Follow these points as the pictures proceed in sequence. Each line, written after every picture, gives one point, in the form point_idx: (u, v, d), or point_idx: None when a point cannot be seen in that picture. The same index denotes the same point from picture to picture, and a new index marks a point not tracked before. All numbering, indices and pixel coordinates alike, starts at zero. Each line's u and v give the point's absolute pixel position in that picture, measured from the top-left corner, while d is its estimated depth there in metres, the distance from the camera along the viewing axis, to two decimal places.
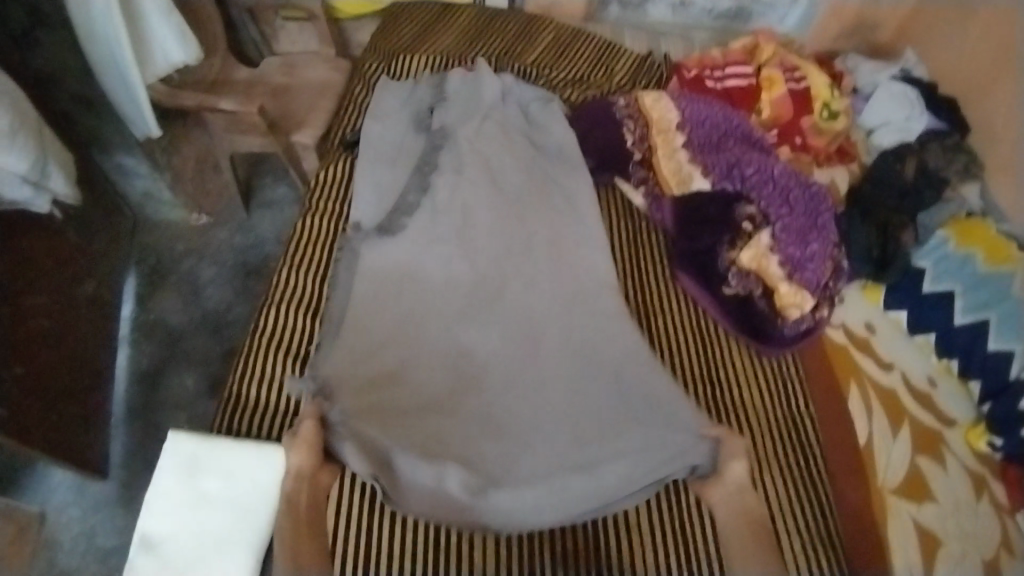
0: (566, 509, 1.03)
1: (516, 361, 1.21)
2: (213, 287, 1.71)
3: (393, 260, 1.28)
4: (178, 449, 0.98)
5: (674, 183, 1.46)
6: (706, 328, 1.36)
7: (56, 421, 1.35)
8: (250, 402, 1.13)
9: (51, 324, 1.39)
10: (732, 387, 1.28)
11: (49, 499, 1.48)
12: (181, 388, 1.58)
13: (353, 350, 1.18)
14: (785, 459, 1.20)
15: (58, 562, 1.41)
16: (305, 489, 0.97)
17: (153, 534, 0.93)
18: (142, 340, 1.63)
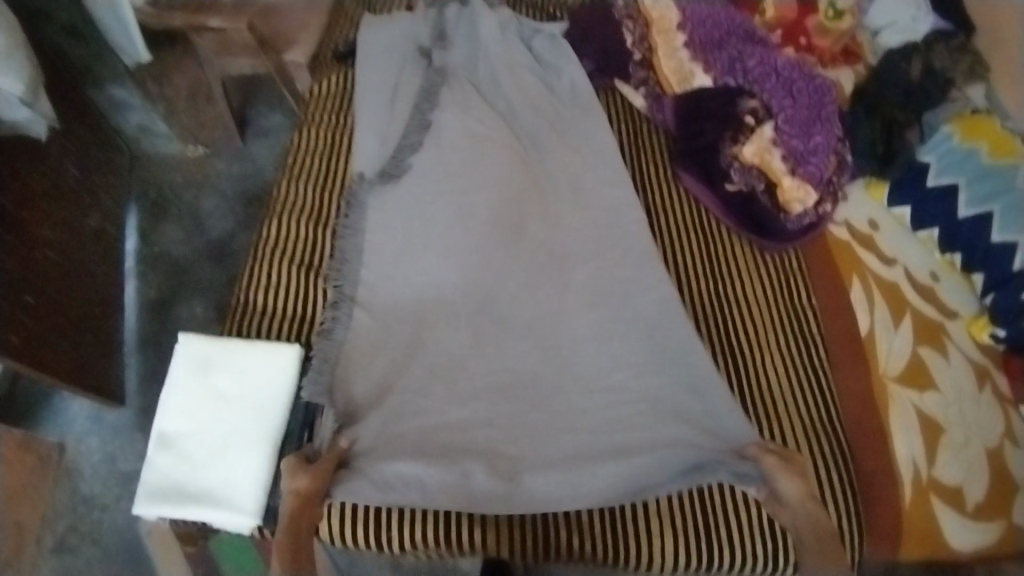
0: (587, 490, 1.07)
1: (542, 312, 1.22)
2: (216, 218, 1.70)
3: (399, 195, 1.26)
4: (191, 351, 1.06)
5: (676, 81, 1.41)
6: (709, 227, 1.37)
7: (71, 348, 1.38)
8: (256, 307, 1.17)
9: (59, 256, 1.41)
10: (734, 288, 1.32)
11: (68, 429, 1.54)
12: (190, 315, 1.60)
13: (384, 300, 1.18)
14: (787, 355, 1.28)
15: (81, 488, 1.49)
16: (304, 510, 0.98)
17: (170, 431, 1.03)
18: (148, 272, 1.64)
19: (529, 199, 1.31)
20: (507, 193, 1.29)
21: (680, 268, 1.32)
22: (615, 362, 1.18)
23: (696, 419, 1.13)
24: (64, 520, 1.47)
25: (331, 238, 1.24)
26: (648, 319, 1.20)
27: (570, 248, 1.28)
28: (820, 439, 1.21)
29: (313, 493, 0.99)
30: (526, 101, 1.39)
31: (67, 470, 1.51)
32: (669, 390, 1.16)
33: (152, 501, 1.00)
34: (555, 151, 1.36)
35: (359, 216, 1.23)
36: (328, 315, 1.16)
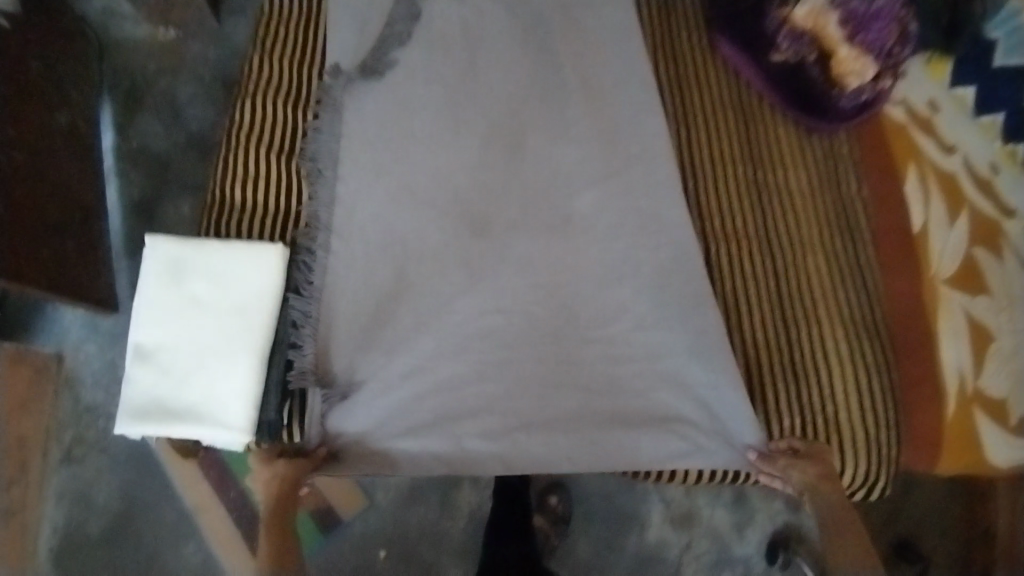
0: (594, 431, 1.00)
1: (547, 232, 1.06)
2: (196, 109, 1.55)
3: (391, 85, 1.11)
4: (161, 254, 0.95)
5: None
6: (748, 103, 1.20)
7: (50, 260, 1.27)
8: (234, 203, 1.04)
9: (30, 159, 1.26)
10: (776, 176, 1.17)
11: (63, 338, 1.47)
12: (177, 215, 1.50)
13: (368, 240, 1.03)
14: (829, 250, 1.14)
15: (84, 398, 1.44)
16: (284, 496, 0.90)
17: (147, 342, 0.93)
18: (128, 170, 1.52)
19: (532, 77, 1.14)
20: (506, 72, 1.14)
21: (709, 155, 1.16)
22: (630, 270, 1.05)
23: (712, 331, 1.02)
24: (69, 431, 1.43)
25: (312, 121, 1.08)
26: (660, 222, 1.07)
27: (577, 136, 1.11)
28: (863, 344, 1.09)
29: (289, 475, 0.91)
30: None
31: (67, 380, 1.45)
32: (691, 296, 1.03)
33: (134, 419, 0.91)
34: (564, 23, 1.18)
35: (337, 106, 1.08)
36: (309, 215, 1.04)
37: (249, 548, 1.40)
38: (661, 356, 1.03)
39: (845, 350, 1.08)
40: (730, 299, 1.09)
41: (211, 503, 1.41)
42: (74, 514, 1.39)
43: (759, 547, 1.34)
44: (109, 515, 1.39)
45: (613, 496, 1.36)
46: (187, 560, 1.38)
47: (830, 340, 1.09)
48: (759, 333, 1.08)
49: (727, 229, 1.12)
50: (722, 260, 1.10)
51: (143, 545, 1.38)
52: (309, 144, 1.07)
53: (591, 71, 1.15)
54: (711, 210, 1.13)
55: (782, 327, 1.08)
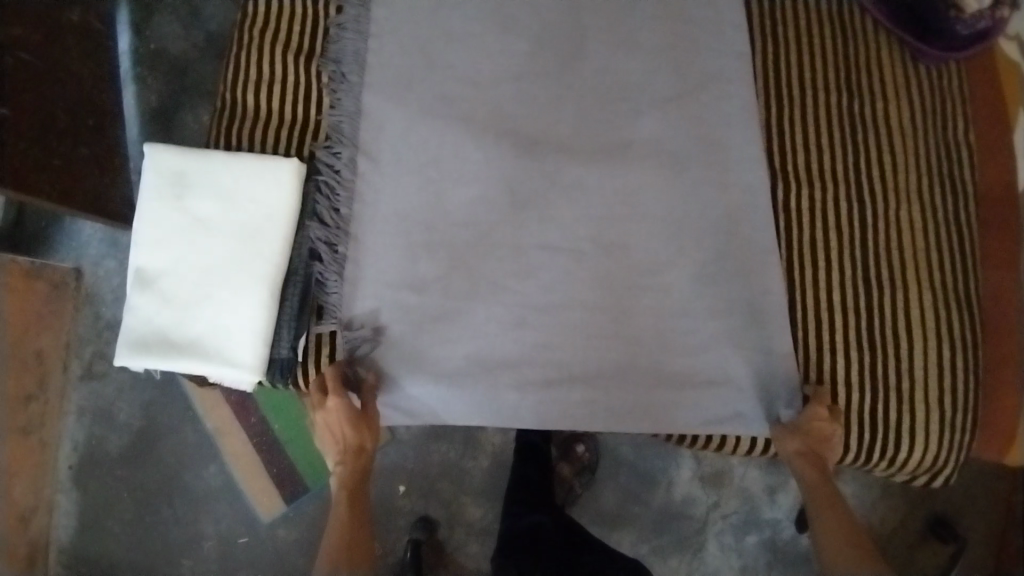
0: (639, 390, 0.89)
1: (603, 159, 0.92)
2: (214, 5, 1.48)
3: None
4: (162, 165, 0.85)
5: None
6: (847, 19, 1.03)
7: (61, 168, 1.19)
8: (247, 110, 0.96)
9: (41, 61, 1.16)
10: (873, 111, 1.00)
11: (83, 252, 1.40)
12: (197, 126, 1.45)
13: (404, 163, 0.92)
14: (929, 198, 0.99)
15: (104, 315, 1.39)
16: (352, 468, 0.83)
17: (148, 266, 0.84)
18: (146, 75, 1.45)
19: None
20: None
21: (793, 81, 0.99)
22: (692, 203, 0.92)
23: (771, 279, 0.90)
24: (89, 348, 1.38)
25: (332, 18, 0.98)
26: (730, 151, 0.93)
27: (638, 44, 0.96)
28: (953, 313, 0.95)
29: (354, 447, 0.83)
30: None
31: (88, 296, 1.39)
32: (759, 236, 0.91)
33: (134, 352, 0.81)
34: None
35: (364, 3, 0.97)
36: (329, 125, 0.94)
37: (269, 472, 1.33)
38: (721, 303, 0.90)
39: (931, 317, 0.95)
40: (796, 248, 0.95)
41: (230, 425, 1.34)
42: (96, 430, 1.35)
43: (789, 510, 1.23)
44: (130, 434, 1.35)
45: (642, 448, 1.24)
46: (206, 481, 1.33)
47: (916, 306, 0.95)
48: (825, 294, 0.94)
49: (804, 168, 0.97)
50: (794, 201, 0.95)
51: (162, 466, 1.34)
52: (330, 44, 0.97)
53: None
54: (795, 144, 0.97)
55: (862, 284, 0.94)
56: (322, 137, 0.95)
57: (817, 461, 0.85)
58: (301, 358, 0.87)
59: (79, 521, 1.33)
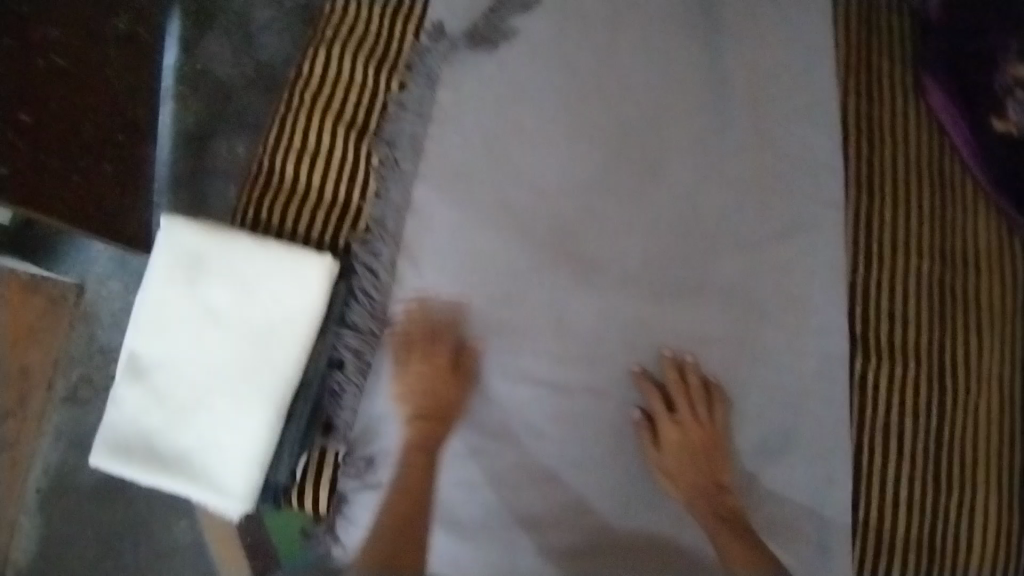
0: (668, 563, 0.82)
1: (668, 306, 0.85)
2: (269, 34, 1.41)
3: (507, 80, 0.91)
4: (179, 243, 0.75)
5: None
6: (949, 176, 0.94)
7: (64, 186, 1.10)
8: (283, 180, 0.88)
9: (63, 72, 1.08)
10: (965, 286, 0.92)
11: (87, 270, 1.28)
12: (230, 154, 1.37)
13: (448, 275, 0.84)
14: (1005, 389, 0.92)
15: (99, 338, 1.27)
16: (429, 437, 0.79)
17: (146, 354, 0.75)
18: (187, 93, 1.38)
19: (683, 83, 0.91)
20: (653, 70, 0.92)
21: (884, 237, 0.91)
22: (757, 353, 0.85)
23: (827, 445, 0.84)
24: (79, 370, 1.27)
25: (394, 94, 0.90)
26: (811, 316, 0.86)
27: (723, 174, 0.89)
28: (1006, 518, 0.89)
29: (440, 415, 0.80)
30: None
31: (85, 315, 1.27)
32: (817, 399, 0.85)
33: (114, 456, 0.73)
34: (734, 15, 0.93)
35: (432, 83, 0.90)
36: (371, 214, 0.86)
37: (243, 540, 1.22)
38: (765, 462, 0.84)
39: (992, 518, 0.89)
40: (867, 429, 0.87)
41: None
42: (69, 458, 1.24)
43: None
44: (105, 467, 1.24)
45: None
46: (176, 537, 1.22)
47: (978, 508, 0.88)
48: (893, 488, 0.87)
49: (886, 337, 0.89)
50: (873, 377, 0.88)
51: (135, 508, 1.23)
52: (386, 122, 0.89)
53: (751, 92, 0.92)
54: (880, 310, 0.90)
55: (927, 476, 0.87)
56: (362, 226, 0.86)
57: (691, 477, 0.81)
58: (299, 476, 0.81)
59: (36, 553, 1.22)
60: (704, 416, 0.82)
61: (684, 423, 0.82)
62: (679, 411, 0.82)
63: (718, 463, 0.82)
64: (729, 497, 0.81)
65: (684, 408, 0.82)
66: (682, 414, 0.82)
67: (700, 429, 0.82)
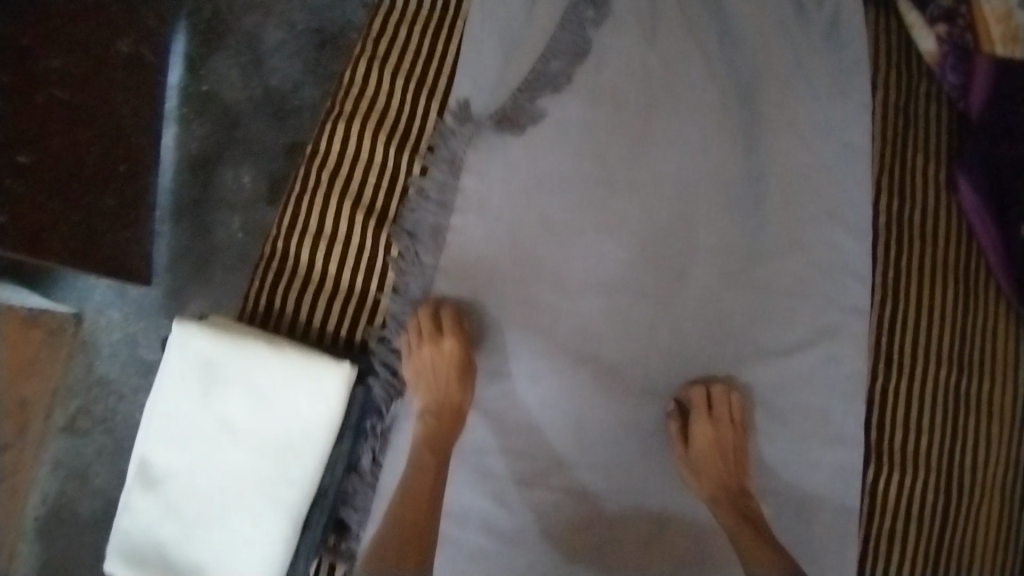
0: None
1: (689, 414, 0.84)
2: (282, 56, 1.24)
3: (534, 170, 0.88)
4: (190, 351, 0.74)
5: (1000, 36, 0.93)
6: (974, 280, 0.94)
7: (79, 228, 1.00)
8: (298, 265, 0.86)
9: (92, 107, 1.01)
10: (982, 395, 0.93)
11: (86, 300, 1.20)
12: (235, 186, 1.22)
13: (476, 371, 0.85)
14: (1012, 495, 0.93)
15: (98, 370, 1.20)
16: (441, 426, 0.80)
17: (160, 461, 0.75)
18: (192, 118, 1.23)
19: (717, 176, 0.88)
20: (684, 161, 0.89)
21: (902, 345, 0.92)
22: (776, 457, 0.85)
23: (839, 553, 0.85)
24: (77, 400, 1.20)
25: (414, 179, 0.87)
26: (829, 424, 0.85)
27: (753, 277, 0.87)
28: None
29: (448, 402, 0.80)
30: (747, 13, 0.91)
31: (84, 345, 1.21)
32: (830, 503, 0.85)
33: (129, 563, 0.75)
34: (774, 103, 0.90)
35: (454, 168, 0.87)
36: (388, 309, 0.85)
37: None
38: None
39: None
40: (872, 534, 0.90)
41: None
42: (68, 489, 1.20)
43: None
44: (102, 501, 1.21)
45: None
46: None
47: None
48: None
49: (897, 446, 0.91)
50: (883, 485, 0.90)
51: None
52: (406, 210, 0.86)
53: (787, 185, 0.89)
54: (892, 418, 0.91)
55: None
56: (379, 320, 0.85)
57: (716, 472, 0.81)
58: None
59: None
60: (737, 416, 0.82)
61: (719, 421, 0.81)
62: (716, 410, 0.82)
63: (743, 465, 0.82)
64: (751, 501, 0.81)
65: (719, 407, 0.82)
66: (719, 413, 0.81)
67: (733, 428, 0.82)
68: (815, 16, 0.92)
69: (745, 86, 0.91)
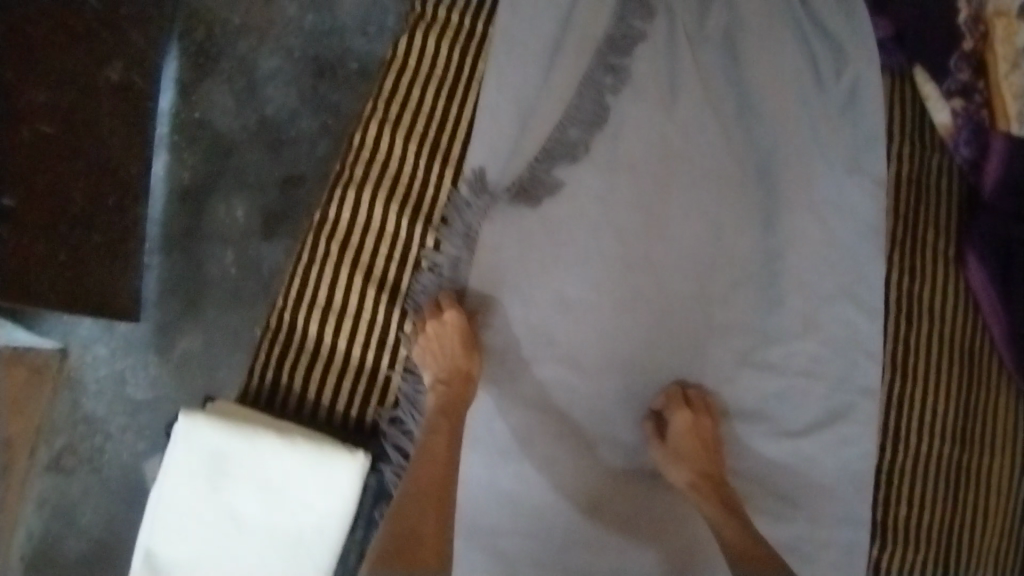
0: None
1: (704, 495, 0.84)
2: (274, 86, 1.15)
3: (550, 244, 0.86)
4: (198, 444, 0.72)
5: (1015, 116, 0.93)
6: (977, 356, 0.95)
7: (65, 262, 1.02)
8: (306, 340, 0.84)
9: (72, 142, 1.01)
10: (982, 470, 0.94)
11: (71, 333, 1.12)
12: (227, 221, 1.15)
13: (492, 454, 0.82)
14: (1005, 567, 0.95)
15: (84, 407, 1.13)
16: (451, 393, 0.79)
17: (164, 552, 0.73)
18: (183, 146, 1.14)
19: (737, 252, 0.86)
20: (703, 235, 0.87)
21: (911, 421, 0.91)
22: (788, 537, 0.84)
23: None
24: (62, 438, 1.14)
25: (428, 251, 0.85)
26: (840, 505, 0.85)
27: (771, 359, 0.85)
28: None
29: (455, 367, 0.79)
30: (766, 83, 0.89)
31: (69, 381, 1.13)
32: None
33: None
34: (793, 178, 0.87)
35: (469, 241, 0.85)
36: (400, 388, 0.83)
37: None
38: None
39: None
40: None
41: None
42: (54, 527, 1.14)
43: None
44: (88, 543, 1.15)
45: None
46: None
47: None
48: None
49: (906, 524, 0.91)
50: (887, 561, 0.90)
51: None
52: (418, 283, 0.84)
53: (803, 265, 0.86)
54: (899, 494, 0.91)
55: None
56: (390, 402, 0.83)
57: (698, 467, 0.80)
58: None
59: None
60: (711, 412, 0.82)
61: (697, 413, 0.81)
62: (692, 402, 0.82)
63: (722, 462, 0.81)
64: (734, 496, 0.79)
65: (695, 400, 0.82)
66: (696, 406, 0.82)
67: (710, 420, 0.82)
68: (831, 88, 0.90)
69: (765, 160, 0.89)
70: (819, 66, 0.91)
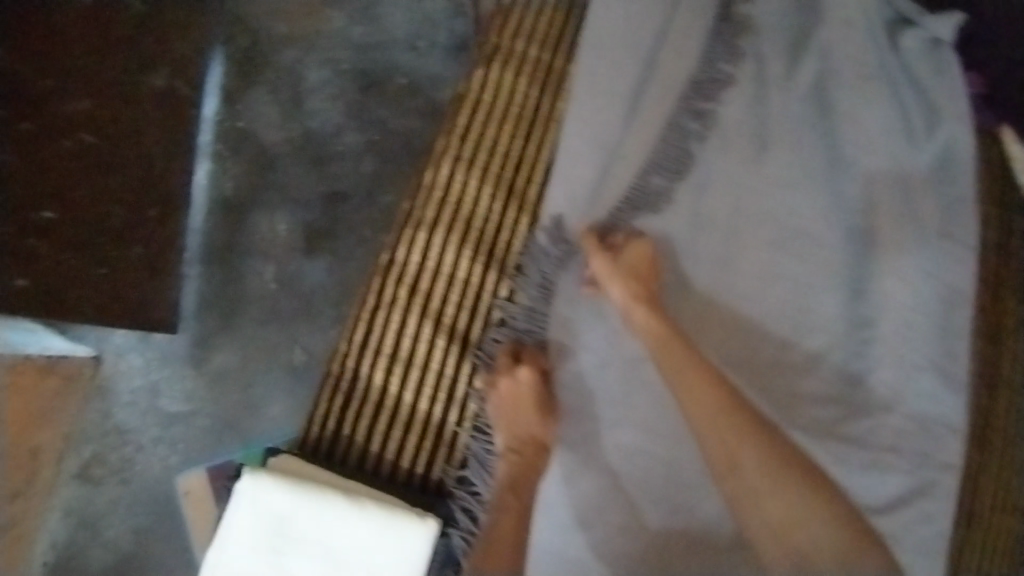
0: None
1: None
2: (322, 98, 1.10)
3: None
4: (260, 503, 0.70)
5: None
6: None
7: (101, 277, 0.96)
8: (371, 388, 0.83)
9: (108, 150, 0.96)
10: None
11: (104, 343, 1.07)
12: (269, 237, 1.09)
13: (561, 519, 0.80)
14: None
15: (114, 417, 1.07)
16: (523, 463, 0.79)
17: None
18: (227, 155, 1.09)
19: (818, 312, 0.84)
20: (783, 292, 0.84)
21: (980, 491, 0.89)
22: None
23: None
24: (91, 445, 1.08)
25: (501, 301, 0.85)
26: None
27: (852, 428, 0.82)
28: None
29: (528, 436, 0.79)
30: (858, 135, 0.84)
31: (100, 389, 1.08)
32: None
33: None
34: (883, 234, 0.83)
35: (545, 295, 0.83)
36: (468, 447, 0.82)
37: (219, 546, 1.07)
38: None
39: None
40: None
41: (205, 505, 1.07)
42: (79, 537, 1.07)
43: None
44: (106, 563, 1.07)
45: None
46: None
47: None
48: None
49: None
50: None
51: None
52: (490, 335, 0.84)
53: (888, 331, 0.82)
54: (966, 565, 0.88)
55: None
56: (457, 461, 0.83)
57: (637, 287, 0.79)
58: None
59: None
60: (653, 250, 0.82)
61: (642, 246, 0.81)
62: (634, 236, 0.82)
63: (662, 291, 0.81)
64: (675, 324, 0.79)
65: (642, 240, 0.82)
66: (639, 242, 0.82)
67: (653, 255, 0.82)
68: (924, 144, 0.85)
69: (852, 218, 0.85)
70: (912, 118, 0.85)
